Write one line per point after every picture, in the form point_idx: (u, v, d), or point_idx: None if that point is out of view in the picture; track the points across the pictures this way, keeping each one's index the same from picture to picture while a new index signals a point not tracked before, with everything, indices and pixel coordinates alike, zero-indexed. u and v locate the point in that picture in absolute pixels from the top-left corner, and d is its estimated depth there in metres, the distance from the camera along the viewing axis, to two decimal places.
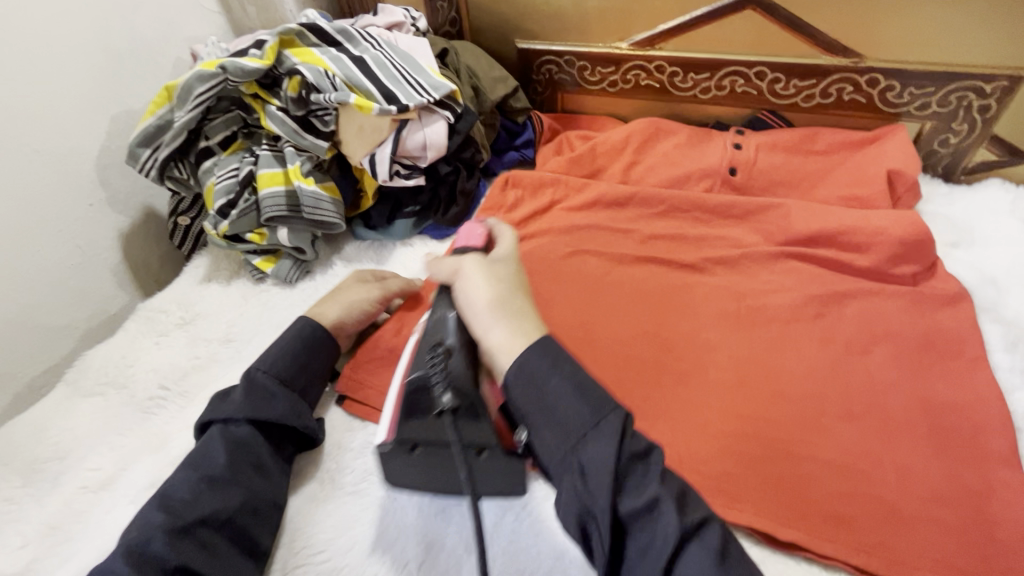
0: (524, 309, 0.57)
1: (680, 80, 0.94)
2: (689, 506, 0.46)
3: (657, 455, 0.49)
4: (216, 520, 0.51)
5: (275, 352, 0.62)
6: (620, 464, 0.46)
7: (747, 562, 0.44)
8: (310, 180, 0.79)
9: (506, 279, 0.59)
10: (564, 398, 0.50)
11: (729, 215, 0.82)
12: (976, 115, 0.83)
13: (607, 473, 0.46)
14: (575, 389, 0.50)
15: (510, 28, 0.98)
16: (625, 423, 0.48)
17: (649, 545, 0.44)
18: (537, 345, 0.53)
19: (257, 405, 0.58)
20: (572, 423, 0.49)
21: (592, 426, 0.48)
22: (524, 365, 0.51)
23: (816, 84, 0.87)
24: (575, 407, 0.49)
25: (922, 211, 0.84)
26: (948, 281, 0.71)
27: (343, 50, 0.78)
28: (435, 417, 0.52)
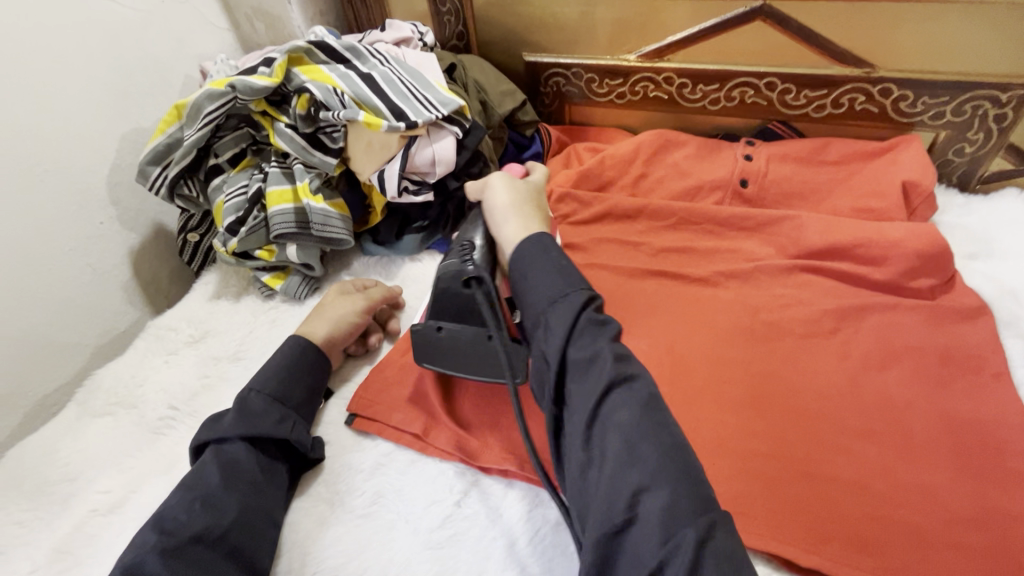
0: (534, 212, 0.69)
1: (689, 92, 0.93)
2: (630, 367, 0.53)
3: (617, 342, 0.55)
4: (209, 537, 0.51)
5: (268, 371, 0.64)
6: (576, 325, 0.55)
7: (672, 423, 0.50)
8: (320, 197, 0.79)
9: (523, 196, 0.71)
10: (541, 277, 0.60)
11: (741, 228, 0.81)
12: (992, 124, 0.82)
13: (568, 323, 0.55)
14: (554, 271, 0.60)
15: (517, 42, 0.98)
16: (593, 300, 0.58)
17: (587, 386, 0.52)
18: (538, 237, 0.63)
19: (251, 421, 0.59)
20: (545, 285, 0.59)
21: (562, 291, 0.58)
22: (521, 248, 0.63)
23: (827, 94, 0.86)
24: (547, 282, 0.59)
25: (938, 222, 0.83)
26: (968, 294, 0.70)
27: (351, 66, 0.78)
28: (459, 286, 0.64)
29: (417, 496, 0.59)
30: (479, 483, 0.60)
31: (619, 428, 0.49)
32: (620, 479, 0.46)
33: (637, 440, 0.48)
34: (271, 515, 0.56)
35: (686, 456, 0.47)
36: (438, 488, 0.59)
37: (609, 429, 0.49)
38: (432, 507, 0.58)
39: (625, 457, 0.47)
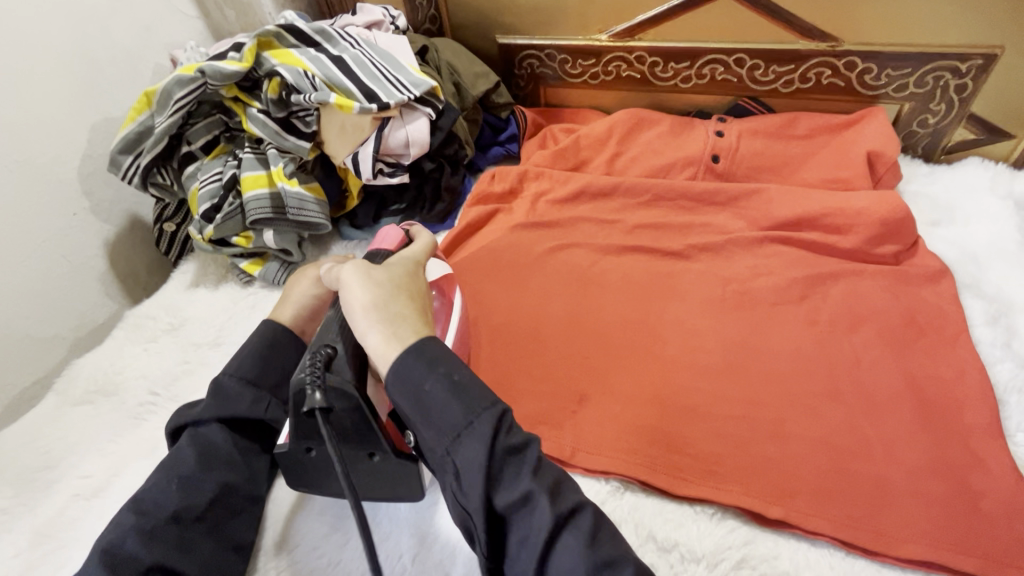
0: (407, 307, 0.53)
1: (661, 70, 0.94)
2: (559, 498, 0.45)
3: (538, 459, 0.47)
4: (184, 517, 0.52)
5: (241, 354, 0.62)
6: (493, 462, 0.45)
7: (622, 550, 0.45)
8: (294, 181, 0.79)
9: (400, 282, 0.55)
10: (443, 398, 0.46)
11: (713, 202, 0.82)
12: (953, 95, 0.84)
13: (491, 457, 0.45)
14: (451, 376, 0.47)
15: (490, 24, 0.98)
16: (503, 417, 0.47)
17: (527, 535, 0.44)
18: (415, 347, 0.49)
19: (225, 405, 0.58)
20: (442, 407, 0.46)
21: (465, 417, 0.46)
22: (397, 365, 0.48)
23: (795, 69, 0.88)
24: (450, 411, 0.46)
25: (904, 191, 0.85)
26: (930, 259, 0.72)
27: (322, 50, 0.78)
28: (311, 417, 0.50)
29: None
30: None
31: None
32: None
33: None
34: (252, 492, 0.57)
35: None
36: None
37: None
38: None
39: None
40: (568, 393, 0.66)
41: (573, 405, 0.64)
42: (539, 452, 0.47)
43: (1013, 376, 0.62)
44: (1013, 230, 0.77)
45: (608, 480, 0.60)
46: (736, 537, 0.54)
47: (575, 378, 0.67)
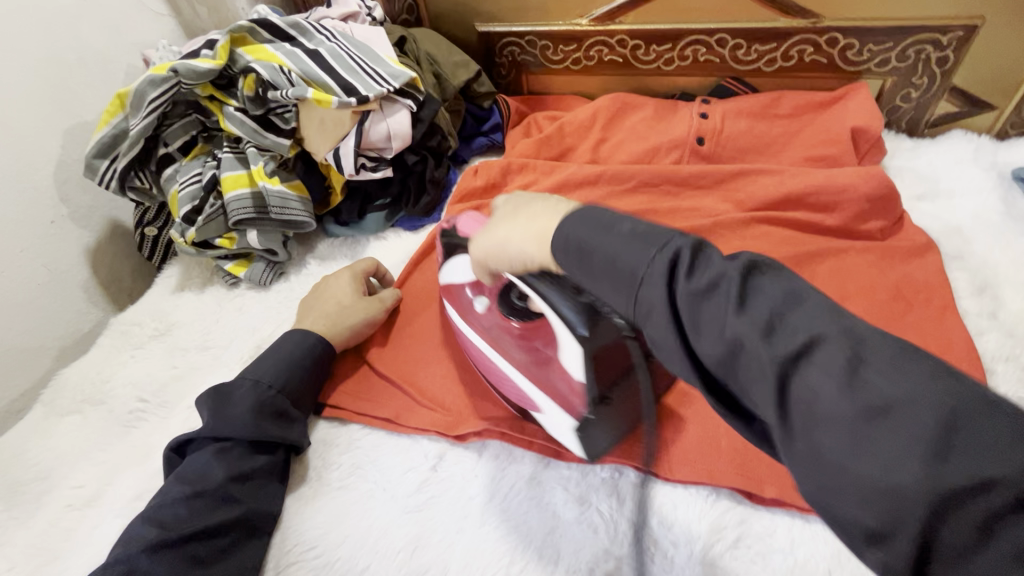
0: (552, 212, 0.50)
1: (643, 53, 0.94)
2: (801, 326, 0.34)
3: (773, 301, 0.35)
4: (208, 534, 0.50)
5: (279, 367, 0.61)
6: (679, 310, 0.37)
7: (901, 389, 0.30)
8: (276, 180, 0.78)
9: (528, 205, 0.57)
10: (626, 249, 0.40)
11: (699, 186, 0.82)
12: (935, 68, 0.84)
13: (685, 285, 0.37)
14: (624, 253, 0.40)
15: (468, 12, 0.97)
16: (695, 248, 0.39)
17: (753, 384, 0.34)
18: (568, 222, 0.45)
19: (263, 423, 0.57)
20: (602, 251, 0.41)
21: (638, 248, 0.40)
22: (561, 236, 0.45)
23: (777, 48, 0.87)
24: (631, 253, 0.40)
25: (888, 166, 0.85)
26: (915, 233, 0.72)
27: (297, 44, 0.77)
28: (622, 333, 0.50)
29: (393, 465, 0.60)
30: (453, 448, 0.60)
31: (830, 437, 0.31)
32: (873, 503, 0.29)
33: (860, 441, 0.30)
34: (265, 508, 0.55)
35: (964, 424, 0.28)
36: (414, 457, 0.60)
37: (813, 427, 0.32)
38: (409, 473, 0.59)
39: (874, 473, 0.29)
40: None
41: None
42: (761, 284, 0.36)
43: (999, 346, 0.63)
44: (997, 202, 0.77)
45: (602, 466, 0.56)
46: (730, 517, 0.52)
47: None
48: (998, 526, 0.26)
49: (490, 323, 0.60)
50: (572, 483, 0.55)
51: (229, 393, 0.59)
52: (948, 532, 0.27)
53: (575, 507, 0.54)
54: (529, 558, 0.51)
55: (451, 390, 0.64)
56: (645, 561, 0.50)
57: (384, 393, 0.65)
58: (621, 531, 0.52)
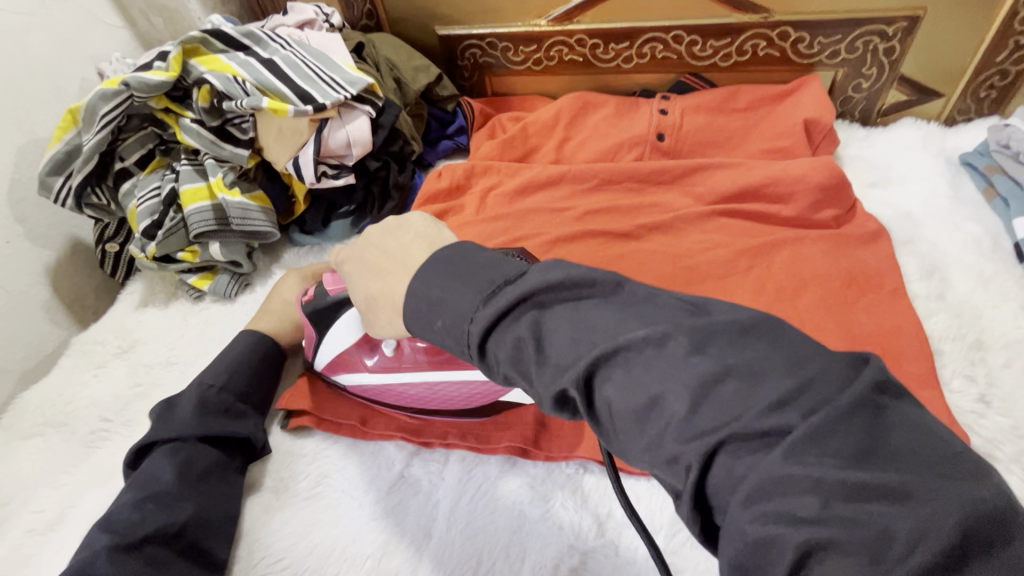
0: (395, 256, 0.48)
1: (602, 52, 0.95)
2: (591, 331, 0.34)
3: (563, 313, 0.35)
4: (165, 535, 0.51)
5: (228, 367, 0.63)
6: (510, 344, 0.36)
7: (696, 360, 0.31)
8: (236, 191, 0.77)
9: (384, 260, 0.49)
10: (449, 295, 0.39)
11: (661, 181, 0.84)
12: (883, 58, 0.86)
13: (495, 320, 0.36)
14: (443, 309, 0.39)
15: (428, 15, 0.97)
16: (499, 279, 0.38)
17: (617, 390, 0.32)
18: (431, 261, 0.41)
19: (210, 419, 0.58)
20: (427, 298, 0.40)
21: (450, 289, 0.39)
22: (414, 295, 0.41)
23: (731, 43, 0.89)
24: (454, 301, 0.38)
25: (842, 155, 0.87)
26: (867, 220, 0.74)
27: (251, 53, 0.76)
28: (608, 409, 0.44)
29: (360, 473, 0.60)
30: (420, 453, 0.60)
31: (632, 431, 0.32)
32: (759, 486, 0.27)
33: (703, 416, 0.30)
34: (222, 509, 0.56)
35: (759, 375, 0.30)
36: (382, 463, 0.60)
37: (620, 428, 0.33)
38: (376, 480, 0.59)
39: (744, 449, 0.28)
40: None
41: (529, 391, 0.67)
42: (545, 295, 0.36)
43: (946, 327, 0.65)
44: (945, 186, 0.79)
45: (569, 463, 0.57)
46: None
47: None
48: (767, 467, 0.27)
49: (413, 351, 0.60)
50: (538, 481, 0.56)
51: (177, 398, 0.60)
52: (749, 489, 0.28)
53: (541, 505, 0.55)
54: (496, 557, 0.52)
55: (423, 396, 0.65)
56: (610, 554, 0.51)
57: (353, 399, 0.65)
58: (585, 525, 0.53)
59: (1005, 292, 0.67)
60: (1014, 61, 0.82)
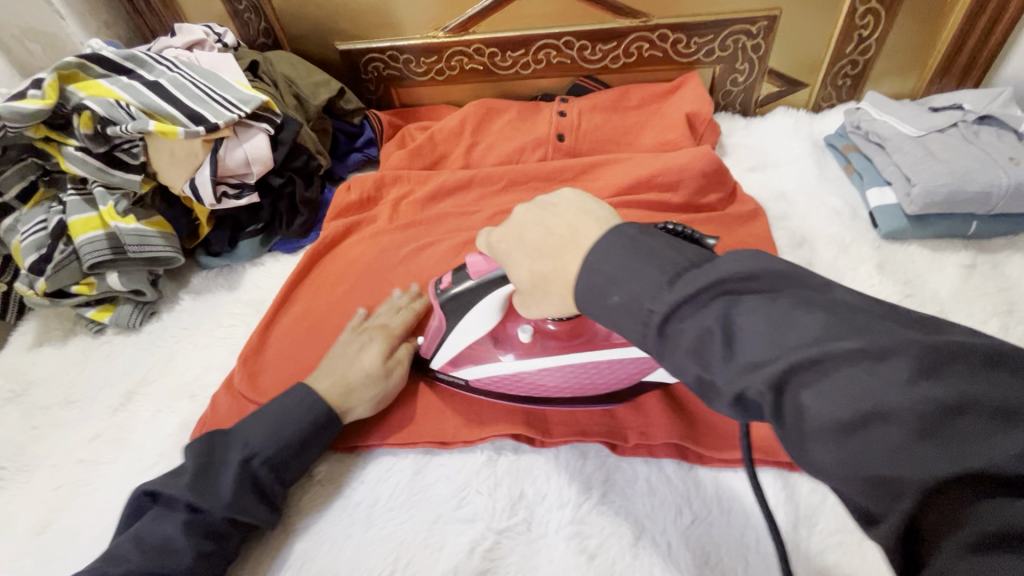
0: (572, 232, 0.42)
1: (500, 60, 0.99)
2: (870, 393, 0.27)
3: (854, 375, 0.27)
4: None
5: (269, 431, 0.56)
6: (682, 315, 0.33)
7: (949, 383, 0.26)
8: (131, 218, 0.75)
9: (555, 239, 0.43)
10: (627, 268, 0.36)
11: (563, 179, 0.89)
12: (752, 54, 0.95)
13: (743, 355, 0.31)
14: (623, 282, 0.36)
15: (326, 32, 0.97)
16: (729, 283, 0.32)
17: (813, 393, 0.28)
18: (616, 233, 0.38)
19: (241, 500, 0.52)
20: (641, 305, 0.35)
21: (682, 302, 0.33)
22: (598, 248, 0.38)
23: (617, 46, 0.95)
24: (635, 277, 0.35)
25: (726, 144, 0.95)
26: (745, 201, 0.81)
27: (135, 76, 0.74)
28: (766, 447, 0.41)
29: None
30: (337, 459, 0.61)
31: (912, 496, 0.26)
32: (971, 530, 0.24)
33: (919, 445, 0.25)
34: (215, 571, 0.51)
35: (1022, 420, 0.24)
36: None
37: (894, 483, 0.26)
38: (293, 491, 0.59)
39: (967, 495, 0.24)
40: None
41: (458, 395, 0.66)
42: (742, 284, 0.32)
43: None
44: (812, 166, 0.88)
45: (483, 450, 0.59)
46: (596, 475, 0.56)
47: None
48: (992, 514, 0.24)
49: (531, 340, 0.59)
50: (453, 472, 0.58)
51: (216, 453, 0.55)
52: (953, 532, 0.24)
53: (455, 493, 0.56)
54: (415, 550, 0.53)
55: None
56: (523, 532, 0.53)
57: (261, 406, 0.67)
58: (499, 507, 0.55)
59: (862, 255, 0.75)
60: (860, 52, 0.92)
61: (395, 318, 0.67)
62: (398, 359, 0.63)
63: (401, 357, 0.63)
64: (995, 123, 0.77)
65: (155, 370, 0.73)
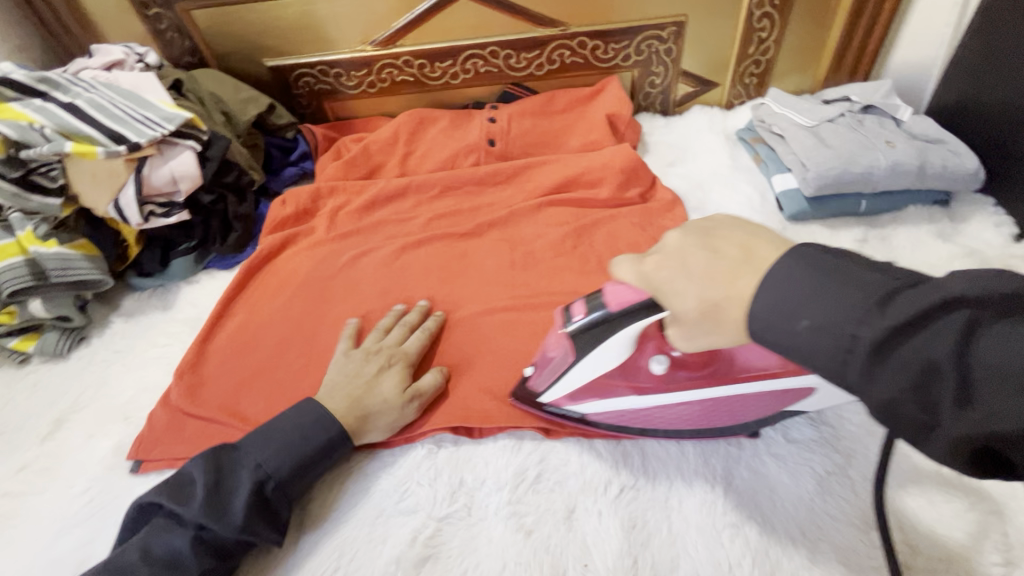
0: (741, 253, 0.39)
1: (430, 71, 1.02)
2: None
3: None
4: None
5: (281, 449, 0.55)
6: (896, 344, 0.32)
7: None
8: (52, 242, 0.73)
9: (721, 268, 0.39)
10: (824, 294, 0.34)
11: (496, 182, 0.92)
12: (666, 58, 1.01)
13: (981, 399, 0.30)
14: (816, 308, 0.34)
15: (253, 49, 0.98)
16: (976, 315, 0.30)
17: None
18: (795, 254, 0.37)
19: (251, 516, 0.51)
20: (846, 330, 0.33)
21: (896, 332, 0.32)
22: (777, 276, 0.36)
23: (541, 54, 1.00)
24: (833, 303, 0.34)
25: (648, 141, 1.01)
26: (665, 193, 0.87)
27: (50, 98, 0.73)
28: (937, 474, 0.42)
29: None
30: None
31: None
32: None
33: None
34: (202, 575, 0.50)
35: None
36: None
37: None
38: None
39: None
40: None
41: None
42: (976, 307, 0.30)
43: None
44: (726, 158, 0.95)
45: (423, 443, 0.61)
46: (531, 457, 0.59)
47: None
48: None
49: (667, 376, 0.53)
50: (394, 466, 0.60)
51: (228, 465, 0.54)
52: None
53: (398, 488, 0.58)
54: (359, 544, 0.54)
55: (271, 407, 0.67)
56: (463, 517, 0.55)
57: (205, 433, 0.66)
58: (439, 496, 0.57)
59: None
60: (761, 52, 1.00)
61: (412, 344, 0.67)
62: (421, 389, 0.62)
63: (424, 388, 0.62)
64: (877, 112, 0.85)
65: (86, 396, 0.72)
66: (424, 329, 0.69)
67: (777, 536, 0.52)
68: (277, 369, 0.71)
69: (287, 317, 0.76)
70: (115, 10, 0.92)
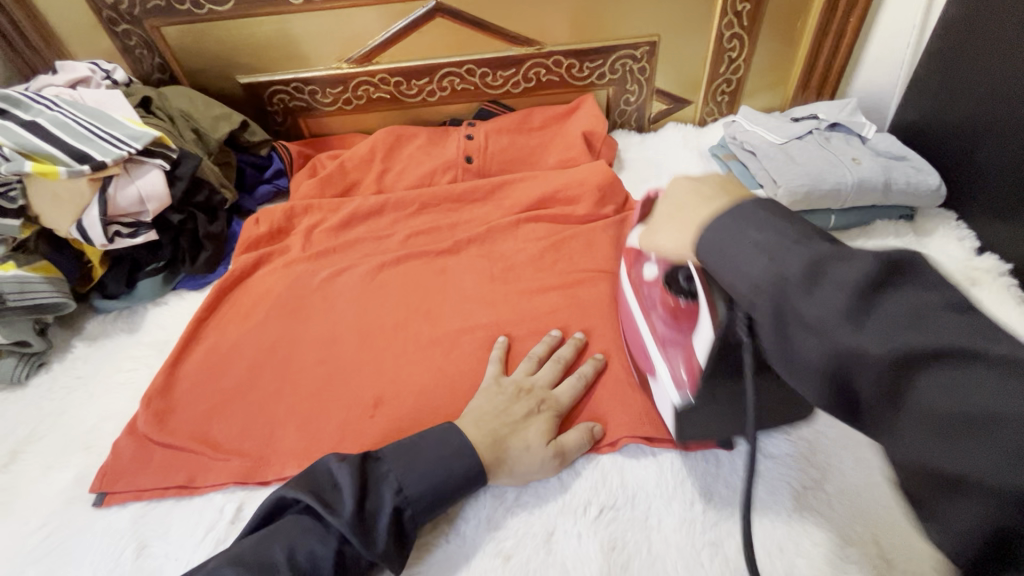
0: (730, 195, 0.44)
1: (406, 88, 1.02)
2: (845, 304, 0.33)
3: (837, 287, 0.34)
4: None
5: (428, 476, 0.52)
6: (716, 226, 0.41)
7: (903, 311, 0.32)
8: (9, 265, 0.70)
9: (709, 194, 0.45)
10: (723, 221, 0.41)
11: (474, 199, 0.92)
12: (640, 77, 1.03)
13: (759, 263, 0.38)
14: (756, 229, 0.39)
15: (225, 66, 0.97)
16: (770, 213, 0.39)
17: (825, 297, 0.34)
18: (763, 203, 0.41)
19: (390, 545, 0.49)
20: (724, 214, 0.41)
21: (724, 216, 0.41)
22: (717, 216, 0.42)
23: (517, 72, 1.01)
24: (728, 224, 0.40)
25: (625, 158, 1.02)
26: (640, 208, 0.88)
27: (9, 117, 0.71)
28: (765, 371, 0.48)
29: (184, 533, 0.58)
30: (251, 496, 0.61)
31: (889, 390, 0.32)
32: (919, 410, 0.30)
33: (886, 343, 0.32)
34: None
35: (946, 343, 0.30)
36: (205, 517, 0.59)
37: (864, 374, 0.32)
38: (205, 537, 0.57)
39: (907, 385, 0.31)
40: (361, 400, 0.67)
41: (370, 410, 0.66)
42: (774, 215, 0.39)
43: None
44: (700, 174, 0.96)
45: None
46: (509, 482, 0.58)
47: (366, 383, 0.69)
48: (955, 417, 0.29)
49: (652, 306, 0.58)
50: None
51: (372, 474, 0.52)
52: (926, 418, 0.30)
53: None
54: None
55: (242, 432, 0.65)
56: (442, 546, 0.54)
57: (173, 462, 0.63)
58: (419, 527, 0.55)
59: None
60: (732, 71, 1.03)
61: (564, 391, 0.62)
62: (564, 447, 0.57)
63: (568, 445, 0.58)
64: (844, 129, 0.88)
65: (44, 425, 0.69)
66: (580, 374, 0.64)
67: (756, 557, 0.51)
68: (251, 392, 0.69)
69: (260, 337, 0.75)
70: (83, 26, 0.90)
